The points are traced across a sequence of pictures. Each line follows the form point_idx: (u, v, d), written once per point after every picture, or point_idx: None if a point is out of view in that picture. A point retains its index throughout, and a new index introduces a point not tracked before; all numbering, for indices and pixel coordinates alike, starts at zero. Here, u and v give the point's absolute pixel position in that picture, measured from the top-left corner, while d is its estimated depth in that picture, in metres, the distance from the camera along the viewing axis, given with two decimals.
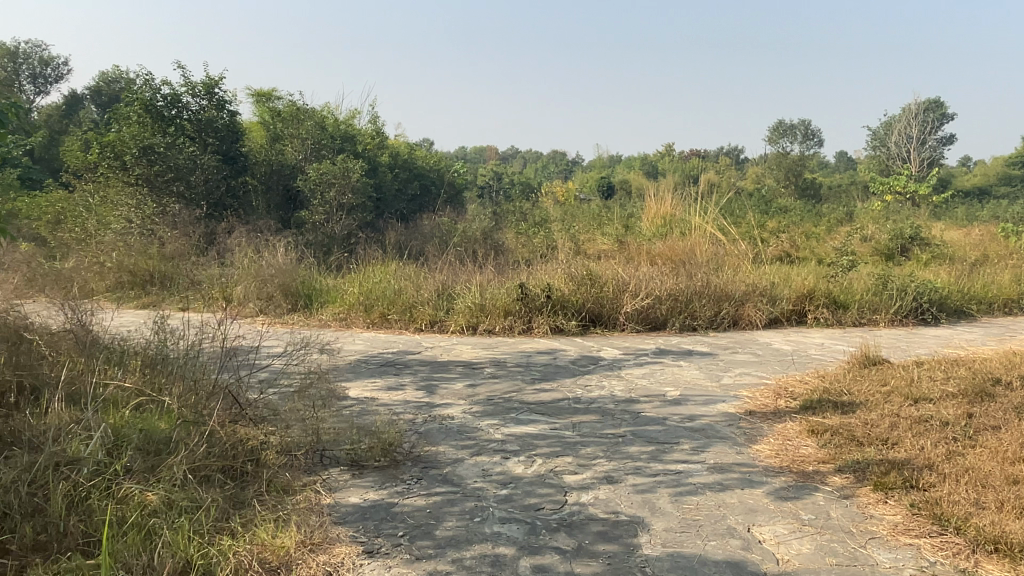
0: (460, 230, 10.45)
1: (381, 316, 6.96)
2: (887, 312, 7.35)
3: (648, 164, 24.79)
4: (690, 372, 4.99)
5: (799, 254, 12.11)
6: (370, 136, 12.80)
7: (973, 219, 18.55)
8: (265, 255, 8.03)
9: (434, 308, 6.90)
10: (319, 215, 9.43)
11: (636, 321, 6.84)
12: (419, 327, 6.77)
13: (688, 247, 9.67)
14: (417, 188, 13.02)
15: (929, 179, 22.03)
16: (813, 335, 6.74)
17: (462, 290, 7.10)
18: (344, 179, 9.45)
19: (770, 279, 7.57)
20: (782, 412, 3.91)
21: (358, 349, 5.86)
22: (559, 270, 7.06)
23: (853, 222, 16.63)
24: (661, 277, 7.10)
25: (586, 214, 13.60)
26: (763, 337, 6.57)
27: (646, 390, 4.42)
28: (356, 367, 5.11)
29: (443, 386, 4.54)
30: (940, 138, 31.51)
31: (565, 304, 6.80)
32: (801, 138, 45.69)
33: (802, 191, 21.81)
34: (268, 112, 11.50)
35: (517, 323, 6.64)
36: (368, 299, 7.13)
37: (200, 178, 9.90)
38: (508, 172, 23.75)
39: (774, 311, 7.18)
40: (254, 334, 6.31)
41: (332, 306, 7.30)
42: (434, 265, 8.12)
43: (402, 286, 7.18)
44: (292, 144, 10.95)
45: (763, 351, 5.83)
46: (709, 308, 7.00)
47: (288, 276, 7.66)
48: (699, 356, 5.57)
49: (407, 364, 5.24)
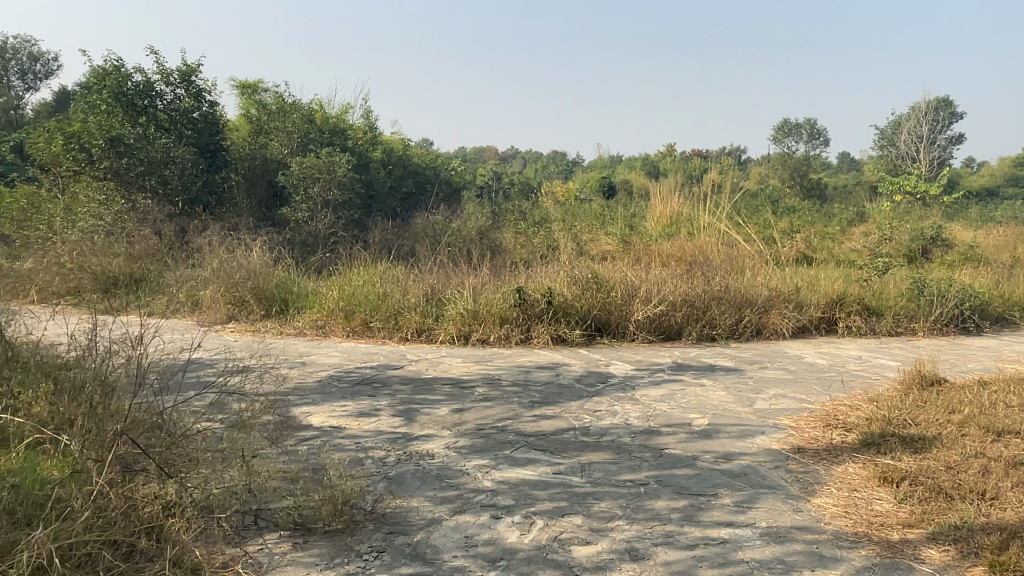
0: (456, 228, 9.71)
1: (362, 323, 6.23)
2: (925, 321, 6.64)
3: (650, 164, 24.08)
4: (717, 393, 4.25)
5: (816, 256, 11.41)
6: (362, 131, 12.06)
7: (989, 220, 17.88)
8: (239, 254, 7.29)
9: (423, 314, 6.19)
10: (301, 212, 8.70)
11: (648, 330, 6.11)
12: (404, 336, 6.05)
13: (702, 247, 8.94)
14: (411, 186, 12.28)
15: (940, 179, 21.36)
16: (847, 346, 6.02)
17: (453, 295, 6.38)
18: (329, 174, 8.70)
19: (795, 283, 6.85)
20: (837, 452, 3.18)
21: (333, 363, 5.12)
22: (561, 273, 6.34)
23: (867, 222, 15.94)
24: (676, 281, 6.37)
25: (589, 214, 12.89)
26: (791, 348, 5.83)
27: (668, 418, 3.69)
28: (325, 387, 4.37)
29: (426, 413, 3.80)
30: (950, 138, 30.79)
31: (569, 311, 6.07)
32: (807, 138, 44.98)
33: (808, 192, 21.14)
34: (253, 105, 10.74)
35: (514, 332, 5.91)
36: (349, 304, 6.40)
37: (175, 172, 9.11)
38: (508, 172, 23.03)
39: (801, 318, 6.46)
40: (219, 349, 5.59)
41: (309, 312, 6.58)
42: (425, 266, 7.41)
43: (387, 290, 6.45)
44: (277, 137, 10.14)
45: (795, 367, 5.10)
46: (729, 316, 6.27)
47: (262, 279, 6.94)
48: (724, 373, 4.83)
49: (385, 382, 4.50)
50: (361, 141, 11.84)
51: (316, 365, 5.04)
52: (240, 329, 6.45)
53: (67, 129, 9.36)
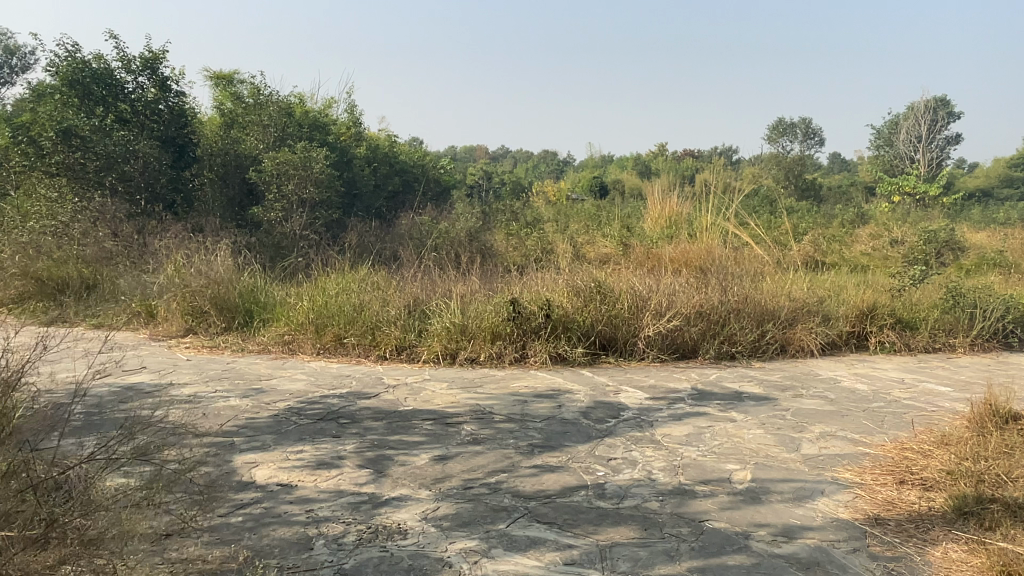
0: (445, 232, 8.80)
1: (335, 339, 5.49)
2: (964, 336, 5.96)
3: (644, 163, 23.46)
4: (754, 433, 3.54)
5: (826, 260, 10.73)
6: (345, 126, 11.27)
7: (994, 222, 17.34)
8: (199, 258, 6.50)
9: (404, 328, 5.45)
10: (274, 212, 7.92)
11: (660, 347, 5.40)
12: (382, 355, 5.31)
13: (711, 250, 8.23)
14: (398, 184, 11.49)
15: (942, 181, 20.75)
16: (885, 367, 5.33)
17: (439, 306, 5.65)
18: (305, 170, 7.90)
19: (819, 293, 6.16)
20: (926, 526, 2.49)
21: (297, 389, 4.38)
22: (560, 282, 5.62)
23: (870, 223, 15.30)
24: (689, 291, 5.66)
25: (583, 215, 12.17)
26: (821, 370, 5.13)
27: (701, 471, 2.97)
28: (281, 424, 3.62)
29: (400, 463, 3.07)
30: (948, 138, 30.16)
31: (570, 325, 5.35)
32: (801, 138, 44.47)
33: (802, 192, 20.53)
34: (228, 97, 9.76)
35: (507, 350, 5.19)
36: (320, 317, 5.63)
37: (137, 168, 8.31)
38: (499, 172, 22.35)
39: (829, 332, 5.78)
40: (166, 373, 4.83)
41: (276, 324, 5.82)
42: (408, 273, 6.66)
43: (364, 300, 5.69)
44: (252, 131, 9.06)
45: (835, 395, 4.39)
46: (749, 331, 5.57)
47: (223, 287, 6.15)
48: (754, 403, 4.12)
49: (354, 416, 3.76)
50: (344, 136, 11.05)
51: (275, 393, 4.29)
52: (197, 346, 5.69)
53: (16, 120, 8.55)
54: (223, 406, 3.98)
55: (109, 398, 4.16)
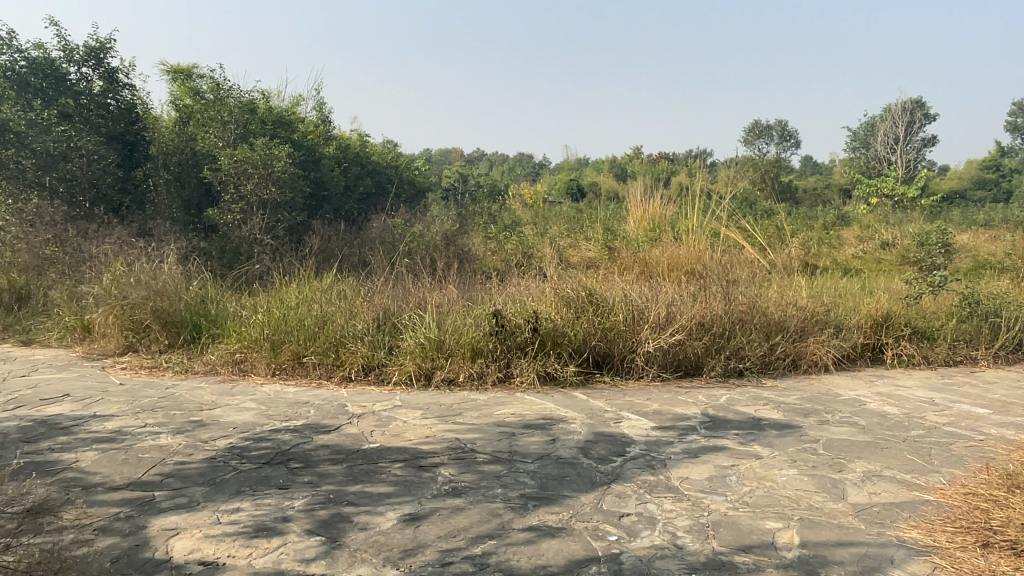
0: (417, 233, 8.24)
1: (293, 358, 4.81)
2: (986, 348, 5.46)
3: (622, 164, 23.04)
4: (788, 475, 2.96)
5: (818, 262, 10.27)
6: (313, 125, 10.54)
7: (975, 222, 17.11)
8: (143, 265, 5.80)
9: (372, 345, 4.81)
10: (231, 215, 7.22)
11: (661, 364, 4.83)
12: (347, 377, 4.66)
13: (703, 254, 7.72)
14: (370, 186, 10.85)
15: (921, 182, 20.52)
16: (909, 383, 4.80)
17: (412, 320, 5.03)
18: (265, 168, 7.20)
19: (828, 301, 5.64)
20: None
21: (242, 422, 3.73)
22: (549, 294, 5.04)
23: (856, 224, 14.92)
24: (691, 301, 5.10)
25: (565, 217, 11.63)
26: (840, 389, 4.59)
27: (737, 533, 2.39)
28: (217, 472, 2.98)
29: (360, 527, 2.44)
30: (924, 140, 30.10)
31: (559, 340, 4.77)
32: (777, 140, 44.47)
33: (781, 194, 20.23)
34: (187, 93, 8.87)
35: (489, 369, 4.58)
36: (277, 332, 4.95)
37: (80, 166, 7.50)
38: (475, 174, 21.81)
39: (842, 345, 5.26)
40: (92, 401, 4.14)
41: (227, 341, 5.14)
42: (378, 281, 6.02)
43: (328, 313, 5.03)
44: (210, 130, 8.20)
45: (865, 420, 3.84)
46: (758, 345, 5.02)
47: (169, 299, 5.45)
48: (778, 433, 3.55)
49: (307, 458, 3.13)
50: (312, 134, 10.36)
51: (217, 427, 3.64)
52: (135, 367, 5.00)
53: None
54: (150, 447, 3.33)
55: (13, 437, 3.47)
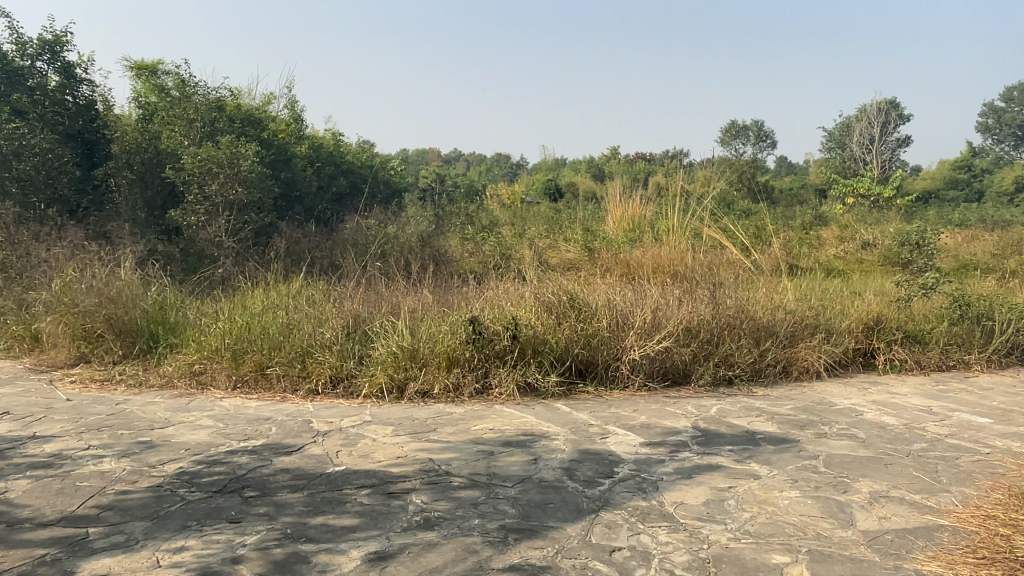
0: (391, 235, 7.94)
1: (257, 369, 4.50)
2: (979, 352, 5.30)
3: (599, 164, 22.86)
4: (790, 498, 2.73)
5: (800, 262, 10.12)
6: (284, 123, 10.17)
7: (950, 221, 17.13)
8: (96, 271, 5.44)
9: (341, 355, 4.51)
10: (195, 216, 6.85)
11: (647, 372, 4.59)
12: (314, 389, 4.36)
13: (686, 255, 7.50)
14: (344, 186, 10.52)
15: (898, 181, 20.57)
16: (904, 390, 4.61)
17: (384, 327, 4.74)
18: (231, 168, 6.83)
19: (818, 304, 5.45)
20: None
21: (196, 443, 3.42)
22: (530, 299, 4.78)
23: (835, 224, 14.85)
24: (678, 306, 4.88)
25: (544, 218, 11.39)
26: (834, 398, 4.38)
27: (741, 571, 2.14)
28: (162, 504, 2.68)
29: (318, 570, 2.16)
30: (899, 140, 30.31)
31: (540, 348, 4.51)
32: (754, 140, 44.67)
33: (757, 195, 20.17)
34: (152, 91, 8.44)
35: (466, 380, 4.31)
36: (239, 341, 4.62)
37: (33, 165, 7.01)
38: (453, 174, 21.52)
39: (834, 351, 5.07)
40: (32, 420, 3.80)
41: (186, 351, 4.81)
42: (349, 285, 5.71)
43: (294, 321, 4.73)
44: (174, 128, 7.74)
45: (864, 432, 3.62)
46: (748, 351, 4.81)
47: (124, 306, 5.11)
48: (775, 449, 3.32)
49: (264, 485, 2.83)
50: (283, 133, 10.01)
51: (166, 449, 3.33)
52: (85, 380, 4.65)
53: None
54: (90, 473, 3.01)
55: None
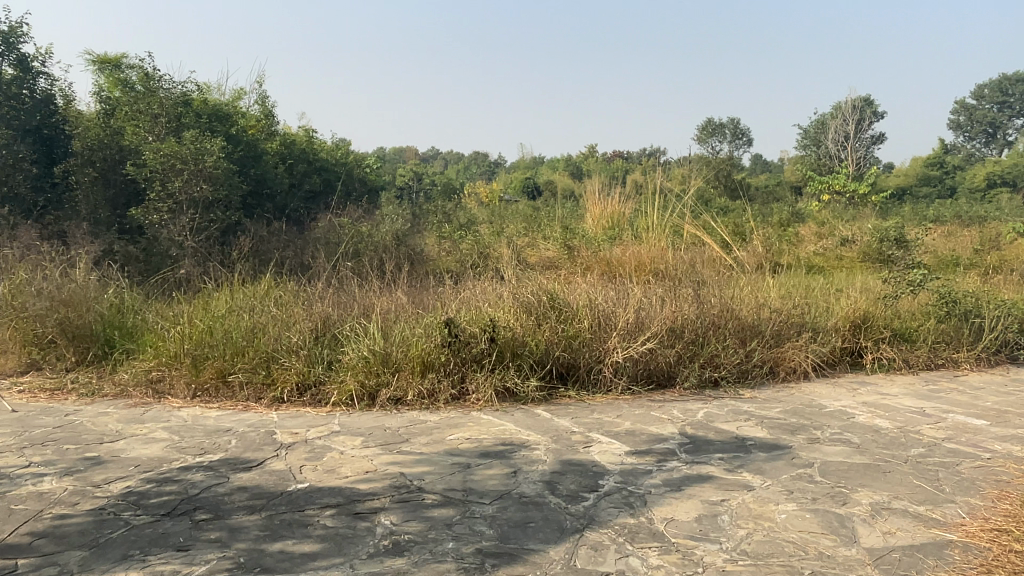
0: (365, 233, 7.68)
1: (219, 377, 4.24)
2: (967, 350, 5.19)
3: (577, 163, 22.72)
4: (787, 513, 2.55)
5: (781, 259, 10.02)
6: (255, 118, 9.85)
7: (926, 217, 17.19)
8: (48, 273, 5.13)
9: (308, 360, 4.26)
10: (157, 215, 6.56)
11: (631, 375, 4.40)
12: (279, 397, 4.11)
13: (668, 252, 7.34)
14: (318, 184, 10.23)
15: (874, 178, 20.63)
16: (895, 391, 4.47)
17: (355, 330, 4.51)
18: (195, 164, 6.54)
19: (804, 302, 5.30)
20: None
21: (148, 458, 3.17)
22: (509, 301, 4.58)
23: (814, 220, 14.80)
24: (662, 306, 4.70)
25: (522, 216, 11.17)
26: (823, 400, 4.23)
27: None
28: (103, 530, 2.43)
29: None
30: (873, 138, 30.52)
31: (519, 350, 4.31)
32: (730, 137, 44.84)
33: (734, 192, 20.12)
34: (115, 86, 8.01)
35: (441, 386, 4.09)
36: (200, 347, 4.36)
37: None
38: (430, 172, 21.21)
39: (821, 350, 4.92)
40: None
41: (143, 357, 4.53)
42: (318, 286, 5.46)
43: (260, 325, 4.48)
44: (138, 124, 7.32)
45: (858, 437, 3.46)
46: (734, 352, 4.65)
47: (78, 310, 4.81)
48: (767, 457, 3.15)
49: (219, 506, 2.60)
50: (254, 129, 9.69)
51: (114, 466, 3.07)
52: (34, 390, 4.36)
53: None
54: (27, 494, 2.75)
55: None
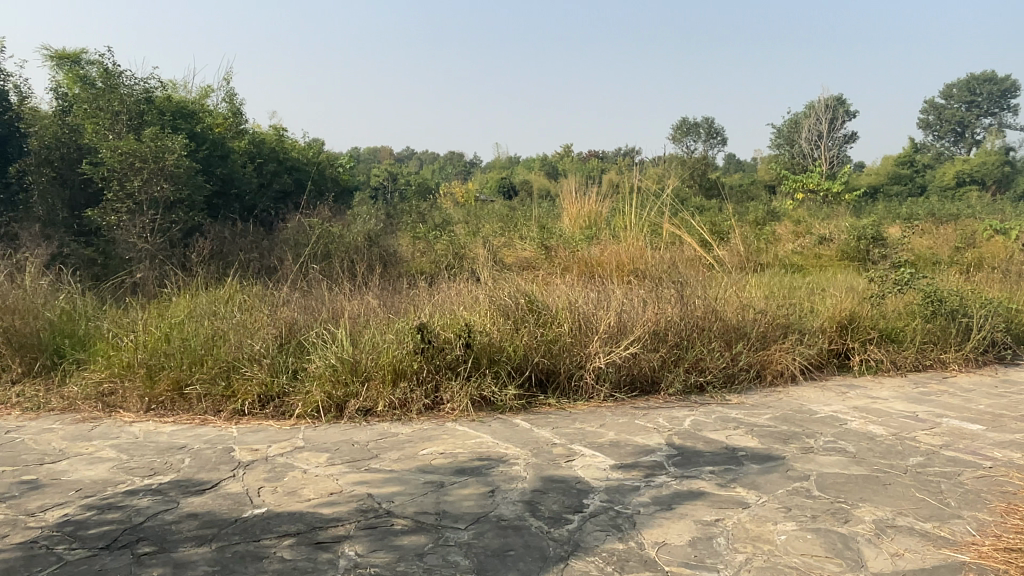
0: (336, 233, 7.40)
1: (175, 388, 3.97)
2: (954, 351, 5.07)
3: (553, 163, 22.52)
4: (787, 533, 2.36)
5: (761, 258, 9.91)
6: (222, 117, 9.50)
7: (899, 215, 17.25)
8: None
9: (271, 369, 3.99)
10: (115, 215, 6.23)
11: (614, 382, 4.21)
12: (240, 410, 3.85)
13: (648, 252, 7.16)
14: (289, 183, 9.91)
15: (848, 177, 20.71)
16: (886, 394, 4.32)
17: (322, 336, 4.25)
18: (155, 163, 6.22)
19: (790, 303, 5.15)
20: None
21: (91, 481, 2.90)
22: (486, 305, 4.37)
23: (791, 219, 14.76)
24: (646, 308, 4.52)
25: (498, 216, 10.94)
26: (813, 405, 4.07)
27: None
28: (31, 567, 2.17)
29: None
30: (846, 137, 30.75)
31: (496, 356, 4.09)
32: (705, 137, 45.03)
33: (709, 191, 20.07)
34: (74, 82, 7.30)
35: (414, 395, 3.86)
36: (155, 357, 4.07)
37: None
38: (405, 172, 20.89)
39: (808, 352, 4.77)
40: None
41: (94, 368, 4.23)
42: (285, 289, 5.19)
43: (220, 332, 4.20)
44: (96, 122, 6.78)
45: (853, 445, 3.29)
46: (720, 355, 4.48)
47: (24, 318, 4.49)
48: (760, 470, 2.96)
49: (164, 538, 2.34)
50: (220, 128, 9.34)
51: (52, 491, 2.79)
52: None
53: None
54: None
55: None
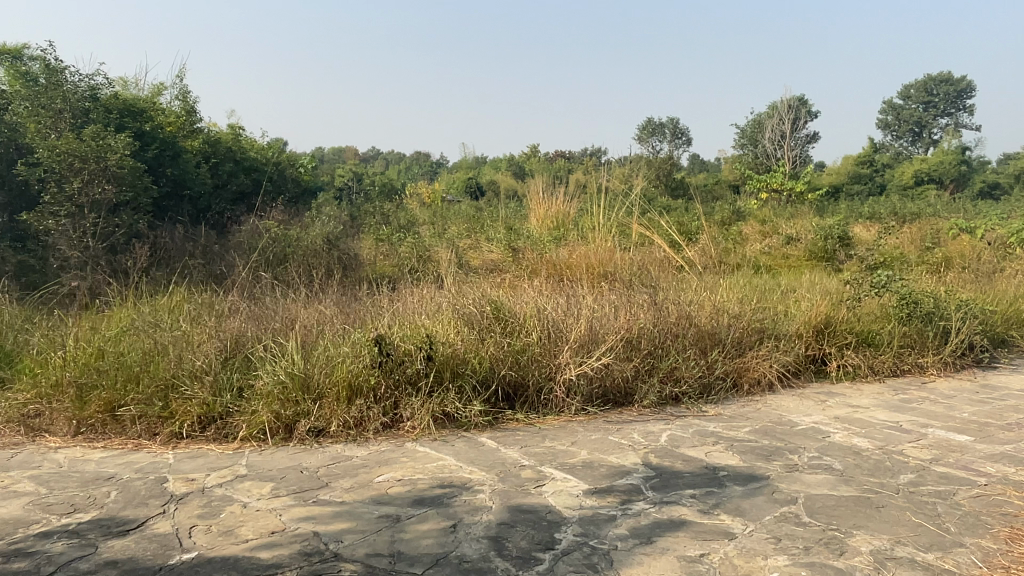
0: (293, 237, 7.04)
1: (107, 409, 3.62)
2: (930, 355, 4.95)
3: (520, 163, 22.26)
4: (780, 570, 2.14)
5: (728, 258, 9.77)
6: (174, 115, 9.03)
7: (863, 215, 17.37)
8: None
9: (214, 387, 3.66)
10: (53, 219, 5.79)
11: (585, 394, 3.97)
12: (179, 433, 3.52)
13: (618, 255, 6.94)
14: (246, 184, 9.49)
15: (812, 176, 20.84)
16: (867, 402, 4.15)
17: (272, 349, 3.93)
18: (96, 163, 5.81)
19: (765, 307, 4.97)
20: None
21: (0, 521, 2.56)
22: (449, 314, 4.10)
23: (758, 219, 14.72)
24: (617, 315, 4.29)
25: (464, 217, 10.65)
26: (793, 415, 3.88)
27: None
28: None
29: None
30: (809, 137, 31.06)
31: (460, 369, 3.82)
32: (670, 136, 45.23)
33: (675, 190, 20.01)
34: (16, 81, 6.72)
35: (371, 413, 3.58)
36: (86, 375, 3.71)
37: None
38: (369, 172, 20.43)
39: (785, 358, 4.59)
40: None
41: (19, 387, 3.85)
42: (235, 296, 4.85)
43: (160, 346, 3.86)
44: (38, 121, 6.35)
45: (840, 462, 3.09)
46: (695, 364, 4.27)
47: None
48: (745, 493, 2.74)
49: None
50: (173, 126, 8.89)
51: None
52: None
53: None
54: None
55: None
